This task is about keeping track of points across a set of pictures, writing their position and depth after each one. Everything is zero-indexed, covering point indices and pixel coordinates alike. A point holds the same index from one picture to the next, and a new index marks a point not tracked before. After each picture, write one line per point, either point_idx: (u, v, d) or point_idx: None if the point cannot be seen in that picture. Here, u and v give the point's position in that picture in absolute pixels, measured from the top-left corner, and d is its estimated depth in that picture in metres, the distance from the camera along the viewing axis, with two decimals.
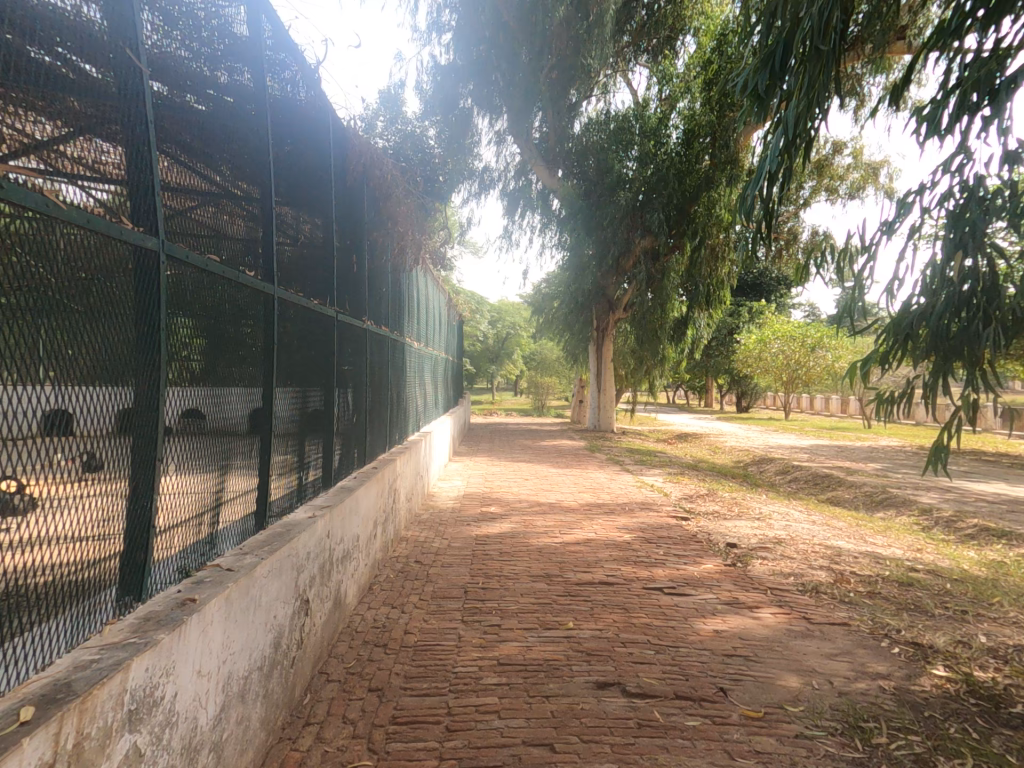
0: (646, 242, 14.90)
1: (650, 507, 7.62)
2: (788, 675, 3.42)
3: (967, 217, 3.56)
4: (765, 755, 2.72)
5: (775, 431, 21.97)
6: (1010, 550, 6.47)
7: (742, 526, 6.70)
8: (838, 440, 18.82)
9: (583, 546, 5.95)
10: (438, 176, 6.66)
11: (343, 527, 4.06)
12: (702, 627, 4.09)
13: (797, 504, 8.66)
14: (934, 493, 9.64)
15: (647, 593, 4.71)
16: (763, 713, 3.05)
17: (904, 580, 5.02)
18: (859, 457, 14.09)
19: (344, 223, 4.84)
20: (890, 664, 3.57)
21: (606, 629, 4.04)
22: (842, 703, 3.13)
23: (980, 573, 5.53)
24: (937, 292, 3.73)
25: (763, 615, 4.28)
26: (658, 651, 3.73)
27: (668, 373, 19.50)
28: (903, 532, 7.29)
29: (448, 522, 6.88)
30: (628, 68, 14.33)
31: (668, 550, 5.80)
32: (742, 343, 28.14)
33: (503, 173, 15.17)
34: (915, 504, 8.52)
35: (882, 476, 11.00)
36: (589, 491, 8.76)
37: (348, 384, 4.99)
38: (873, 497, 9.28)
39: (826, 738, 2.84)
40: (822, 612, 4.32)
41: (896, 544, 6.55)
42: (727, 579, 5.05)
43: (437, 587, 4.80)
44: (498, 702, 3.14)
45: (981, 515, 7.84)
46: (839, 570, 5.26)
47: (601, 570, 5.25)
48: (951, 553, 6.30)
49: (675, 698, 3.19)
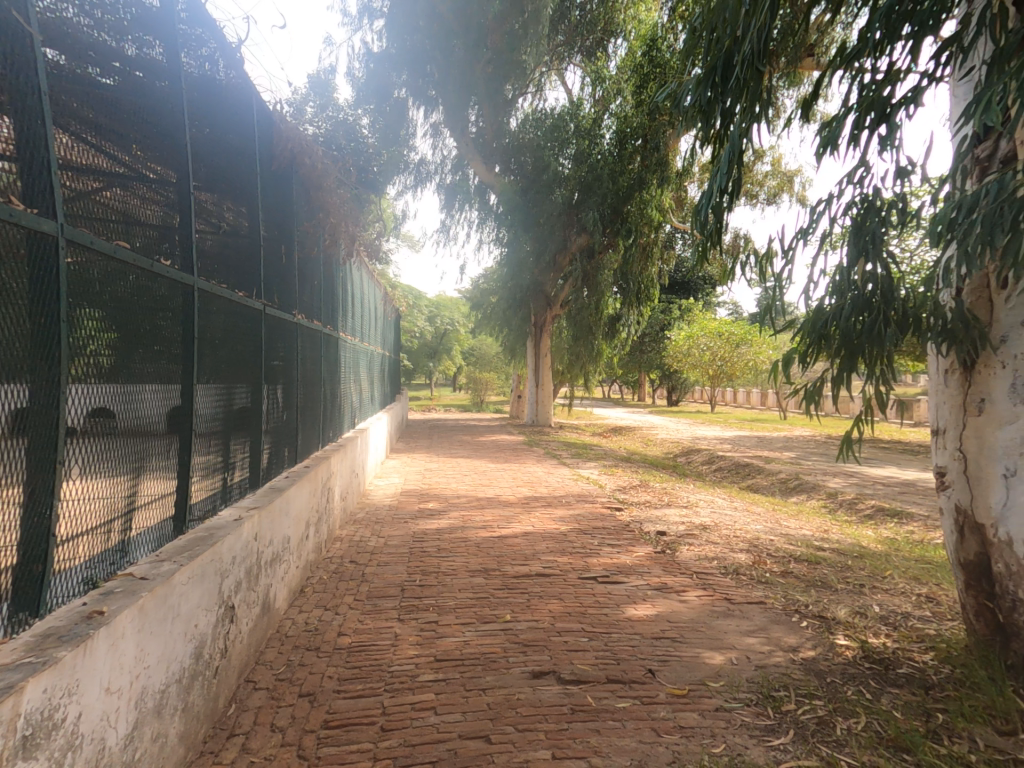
0: (582, 240, 15.19)
1: (586, 499, 7.83)
2: (711, 653, 3.66)
3: (868, 225, 3.88)
4: (687, 729, 2.89)
5: (703, 424, 23.01)
6: (901, 528, 7.17)
7: (671, 514, 7.04)
8: (757, 431, 20.10)
9: (521, 539, 6.03)
10: (374, 166, 6.47)
11: (273, 529, 3.90)
12: (633, 612, 4.27)
13: (721, 491, 9.17)
14: (839, 477, 10.52)
15: (581, 582, 4.86)
16: (688, 690, 3.24)
17: (812, 559, 5.45)
18: (776, 447, 15.13)
19: (272, 214, 4.60)
20: (799, 637, 3.87)
21: (543, 620, 4.13)
22: (757, 675, 3.38)
23: (876, 549, 6.11)
24: (844, 294, 4.04)
25: (689, 598, 4.53)
26: (592, 638, 3.86)
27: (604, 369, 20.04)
28: (812, 514, 7.92)
29: (385, 519, 6.76)
30: (562, 67, 14.55)
31: (603, 540, 6.00)
32: (672, 340, 29.43)
33: (438, 166, 15.04)
34: (822, 488, 9.28)
35: (795, 464, 11.87)
36: (528, 485, 8.87)
37: (278, 381, 4.78)
38: (787, 482, 10.02)
39: (742, 708, 3.06)
40: (741, 592, 4.62)
41: (806, 525, 7.10)
42: (657, 565, 5.29)
43: (373, 586, 4.72)
44: (434, 698, 3.14)
45: (877, 497, 8.65)
46: (757, 552, 5.63)
47: (539, 562, 5.35)
48: (852, 532, 6.91)
49: (608, 682, 3.33)
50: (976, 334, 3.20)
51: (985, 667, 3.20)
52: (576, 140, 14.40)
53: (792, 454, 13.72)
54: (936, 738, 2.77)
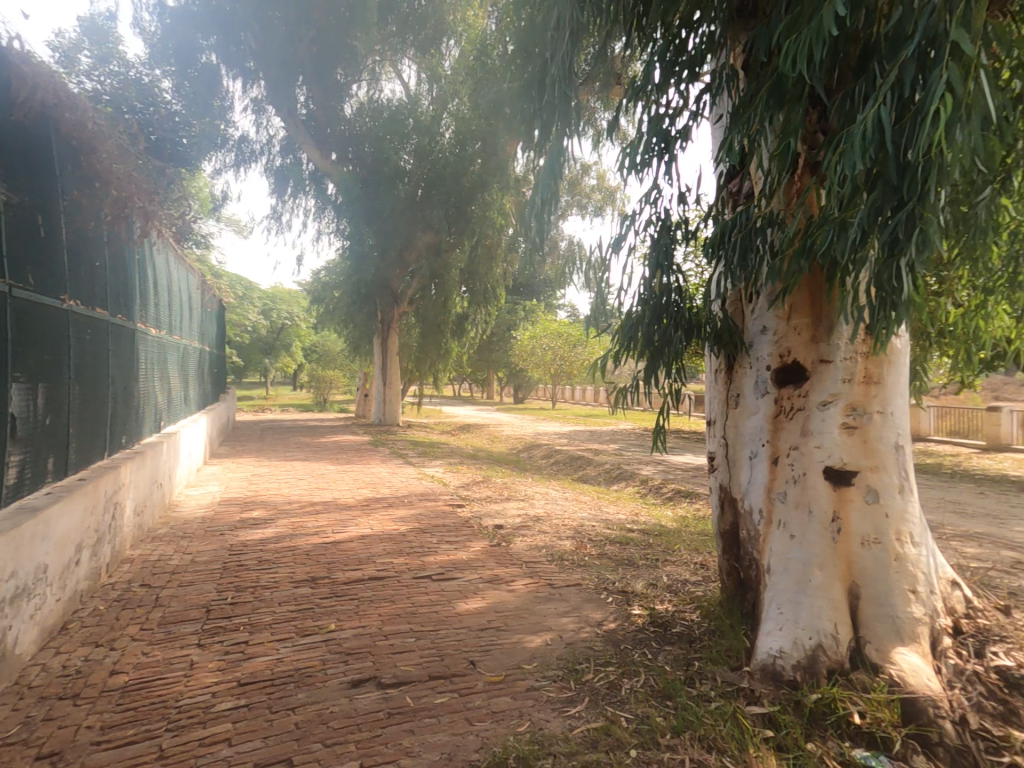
0: (428, 238, 15.23)
1: (428, 498, 7.82)
2: (530, 636, 3.85)
3: (663, 241, 4.39)
4: (498, 714, 2.99)
5: (544, 419, 24.60)
6: (694, 506, 8.34)
7: (507, 508, 7.32)
8: (591, 425, 22.06)
9: (355, 543, 5.80)
10: (178, 136, 5.76)
11: (18, 559, 3.24)
12: (462, 606, 4.34)
13: (556, 483, 9.82)
14: (651, 465, 11.94)
15: (414, 581, 4.81)
16: (504, 675, 3.37)
17: (623, 539, 6.06)
18: (604, 439, 16.71)
19: (20, 176, 3.77)
20: (605, 611, 4.25)
21: (369, 624, 4.00)
22: (566, 652, 3.63)
23: (674, 526, 7.01)
24: (648, 301, 4.50)
25: (516, 586, 4.73)
26: (418, 637, 3.83)
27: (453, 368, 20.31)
28: (628, 499, 8.86)
29: (197, 534, 6.04)
30: (396, 62, 14.38)
31: (439, 537, 6.02)
32: (518, 340, 30.94)
33: (266, 147, 14.00)
34: (637, 475, 10.44)
35: (619, 454, 13.20)
36: (368, 486, 8.59)
37: (38, 379, 3.98)
38: (610, 471, 11.08)
39: (549, 685, 3.26)
40: (561, 576, 4.95)
41: (622, 510, 7.90)
42: (491, 558, 5.44)
43: (171, 612, 4.17)
44: (230, 728, 2.85)
45: (678, 480, 9.98)
46: (580, 538, 6.09)
47: (372, 565, 5.20)
48: (657, 513, 7.85)
49: (428, 679, 3.32)
50: (737, 339, 3.94)
51: (729, 617, 3.80)
52: (417, 136, 14.17)
53: (616, 445, 15.25)
54: (690, 683, 3.25)
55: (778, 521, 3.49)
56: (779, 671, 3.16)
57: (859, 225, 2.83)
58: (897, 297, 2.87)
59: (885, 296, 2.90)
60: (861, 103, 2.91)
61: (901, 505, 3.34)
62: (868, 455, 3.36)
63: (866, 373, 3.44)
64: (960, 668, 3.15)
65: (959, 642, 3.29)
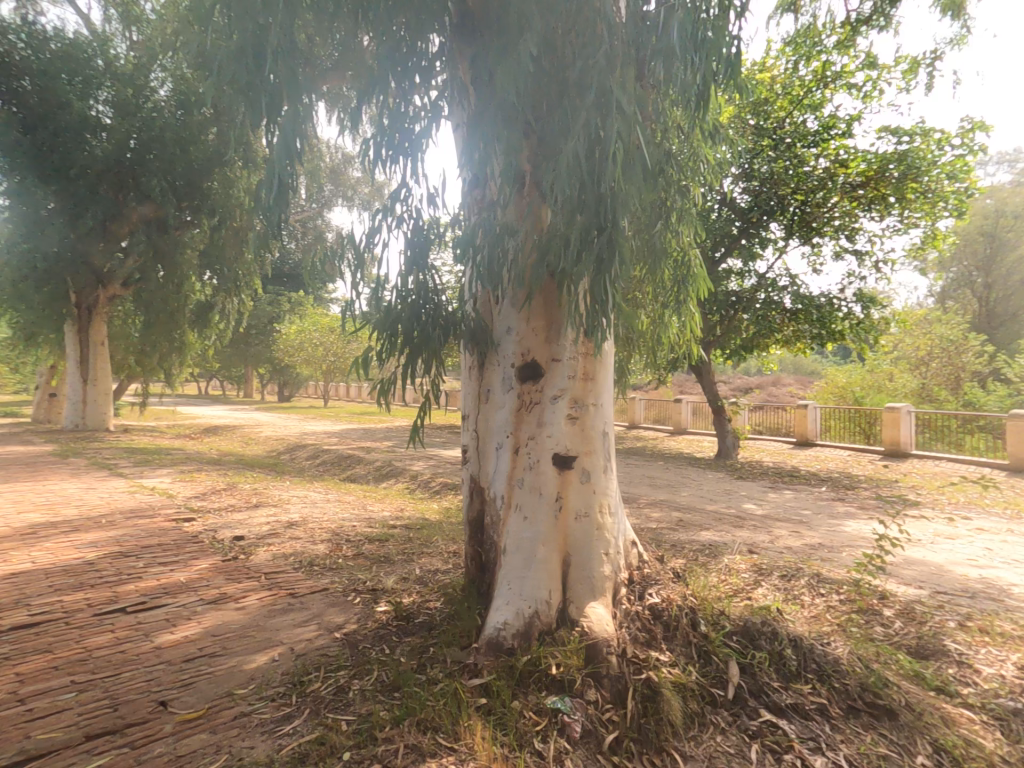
0: (148, 208, 13.34)
1: (143, 515, 6.66)
2: (252, 657, 3.52)
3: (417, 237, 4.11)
4: (187, 756, 2.64)
5: (309, 417, 23.49)
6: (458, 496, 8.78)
7: (255, 516, 6.69)
8: (366, 423, 21.71)
9: (18, 582, 4.59)
10: None
11: None
12: (165, 638, 3.75)
13: (317, 485, 9.36)
14: (422, 459, 12.25)
15: (99, 619, 3.99)
16: (204, 709, 3.00)
17: (383, 537, 6.03)
18: (375, 436, 16.61)
19: None
20: (348, 614, 4.14)
21: (9, 686, 3.16)
22: (294, 665, 3.41)
23: (438, 518, 7.25)
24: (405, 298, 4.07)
25: (247, 603, 4.30)
26: (89, 688, 3.16)
27: (197, 363, 17.95)
28: (396, 496, 8.90)
29: None
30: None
31: (150, 560, 5.15)
32: (283, 333, 28.89)
33: None
34: (407, 471, 10.58)
35: (390, 451, 13.24)
36: (50, 507, 6.95)
37: None
38: (380, 468, 11.04)
39: (265, 706, 3.02)
40: (305, 584, 4.68)
41: (388, 507, 7.89)
42: (219, 575, 4.86)
43: None
44: None
45: (446, 473, 10.42)
46: (336, 540, 5.87)
47: (35, 606, 4.16)
48: (423, 507, 8.04)
49: (89, 738, 2.75)
50: (486, 339, 4.08)
51: (466, 600, 3.99)
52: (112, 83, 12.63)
53: (388, 442, 15.29)
54: (421, 670, 3.34)
55: (515, 504, 3.79)
56: (501, 641, 3.43)
57: (572, 244, 3.34)
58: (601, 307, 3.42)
59: (596, 301, 3.39)
60: (562, 134, 3.45)
61: (606, 482, 3.97)
62: (585, 440, 3.90)
63: (584, 370, 3.97)
64: (627, 609, 3.82)
65: (628, 590, 3.96)
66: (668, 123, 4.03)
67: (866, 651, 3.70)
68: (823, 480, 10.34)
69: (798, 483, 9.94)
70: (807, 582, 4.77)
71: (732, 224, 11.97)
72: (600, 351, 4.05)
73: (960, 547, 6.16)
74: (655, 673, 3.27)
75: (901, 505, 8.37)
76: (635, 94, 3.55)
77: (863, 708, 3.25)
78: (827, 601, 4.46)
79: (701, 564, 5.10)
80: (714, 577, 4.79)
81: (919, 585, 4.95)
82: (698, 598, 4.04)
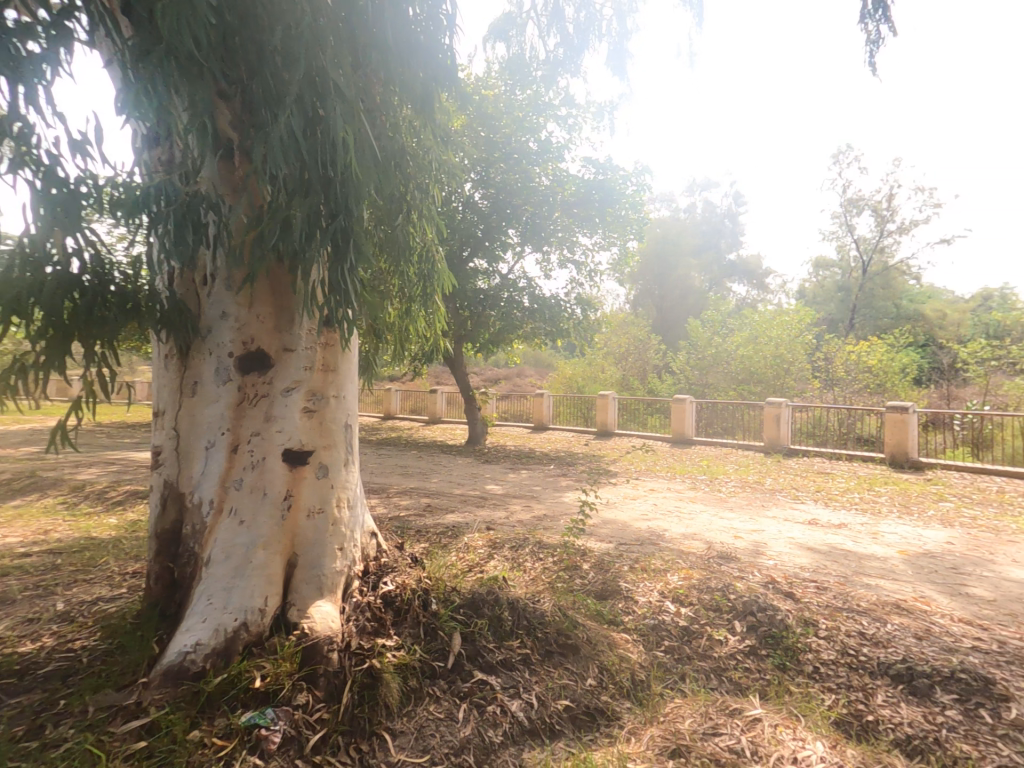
0: None
1: None
2: None
3: (60, 192, 3.09)
4: None
5: None
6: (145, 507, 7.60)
7: None
8: (32, 429, 17.13)
9: None
10: None
11: None
12: None
13: None
14: (100, 470, 10.25)
15: None
16: None
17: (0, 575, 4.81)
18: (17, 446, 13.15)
19: None
20: None
21: None
22: None
23: (110, 537, 6.13)
24: (38, 267, 3.07)
25: None
26: None
27: None
28: (45, 516, 7.23)
29: None
30: None
31: None
32: None
33: None
34: (68, 486, 8.70)
35: (46, 463, 10.67)
36: None
37: None
38: (22, 486, 8.83)
39: None
40: None
41: (26, 533, 6.35)
42: None
43: None
44: None
45: (135, 484, 8.92)
46: None
47: None
48: (86, 525, 6.71)
49: None
50: (189, 323, 3.54)
51: (151, 628, 3.49)
52: None
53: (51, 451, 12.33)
54: (31, 735, 2.71)
55: (229, 509, 3.44)
56: (185, 668, 2.98)
57: (298, 222, 3.16)
58: (342, 300, 3.35)
59: (336, 293, 3.33)
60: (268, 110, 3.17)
61: (346, 476, 3.89)
62: (324, 435, 3.73)
63: (325, 362, 3.80)
64: (359, 601, 3.80)
65: (364, 582, 3.95)
66: (396, 114, 3.98)
67: (566, 601, 4.38)
68: (547, 458, 12.05)
69: (530, 463, 11.27)
70: (530, 549, 5.43)
71: (475, 225, 12.86)
72: (341, 343, 3.92)
73: (636, 504, 7.84)
74: (378, 660, 3.33)
75: (600, 474, 10.27)
76: (345, 76, 3.48)
77: (555, 646, 3.81)
78: (541, 563, 5.16)
79: (445, 547, 5.35)
80: (455, 556, 5.09)
81: (609, 538, 6.13)
82: (433, 580, 4.23)
